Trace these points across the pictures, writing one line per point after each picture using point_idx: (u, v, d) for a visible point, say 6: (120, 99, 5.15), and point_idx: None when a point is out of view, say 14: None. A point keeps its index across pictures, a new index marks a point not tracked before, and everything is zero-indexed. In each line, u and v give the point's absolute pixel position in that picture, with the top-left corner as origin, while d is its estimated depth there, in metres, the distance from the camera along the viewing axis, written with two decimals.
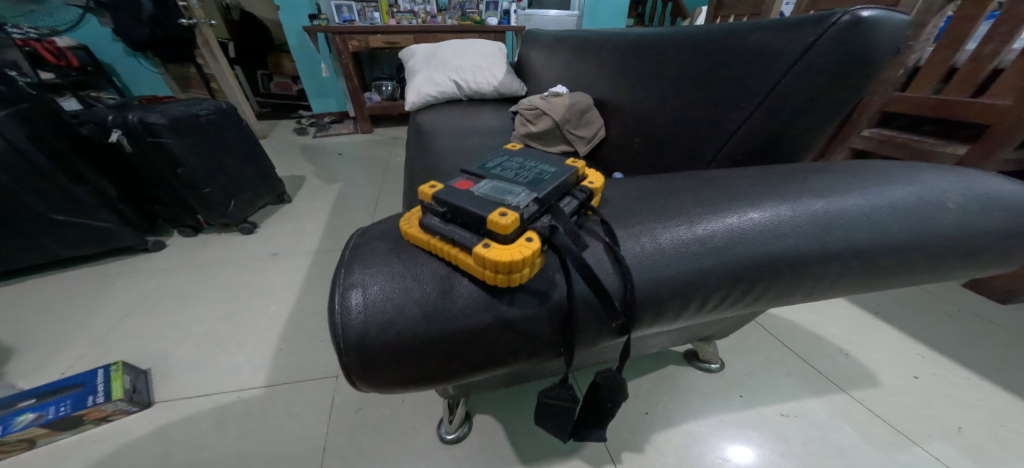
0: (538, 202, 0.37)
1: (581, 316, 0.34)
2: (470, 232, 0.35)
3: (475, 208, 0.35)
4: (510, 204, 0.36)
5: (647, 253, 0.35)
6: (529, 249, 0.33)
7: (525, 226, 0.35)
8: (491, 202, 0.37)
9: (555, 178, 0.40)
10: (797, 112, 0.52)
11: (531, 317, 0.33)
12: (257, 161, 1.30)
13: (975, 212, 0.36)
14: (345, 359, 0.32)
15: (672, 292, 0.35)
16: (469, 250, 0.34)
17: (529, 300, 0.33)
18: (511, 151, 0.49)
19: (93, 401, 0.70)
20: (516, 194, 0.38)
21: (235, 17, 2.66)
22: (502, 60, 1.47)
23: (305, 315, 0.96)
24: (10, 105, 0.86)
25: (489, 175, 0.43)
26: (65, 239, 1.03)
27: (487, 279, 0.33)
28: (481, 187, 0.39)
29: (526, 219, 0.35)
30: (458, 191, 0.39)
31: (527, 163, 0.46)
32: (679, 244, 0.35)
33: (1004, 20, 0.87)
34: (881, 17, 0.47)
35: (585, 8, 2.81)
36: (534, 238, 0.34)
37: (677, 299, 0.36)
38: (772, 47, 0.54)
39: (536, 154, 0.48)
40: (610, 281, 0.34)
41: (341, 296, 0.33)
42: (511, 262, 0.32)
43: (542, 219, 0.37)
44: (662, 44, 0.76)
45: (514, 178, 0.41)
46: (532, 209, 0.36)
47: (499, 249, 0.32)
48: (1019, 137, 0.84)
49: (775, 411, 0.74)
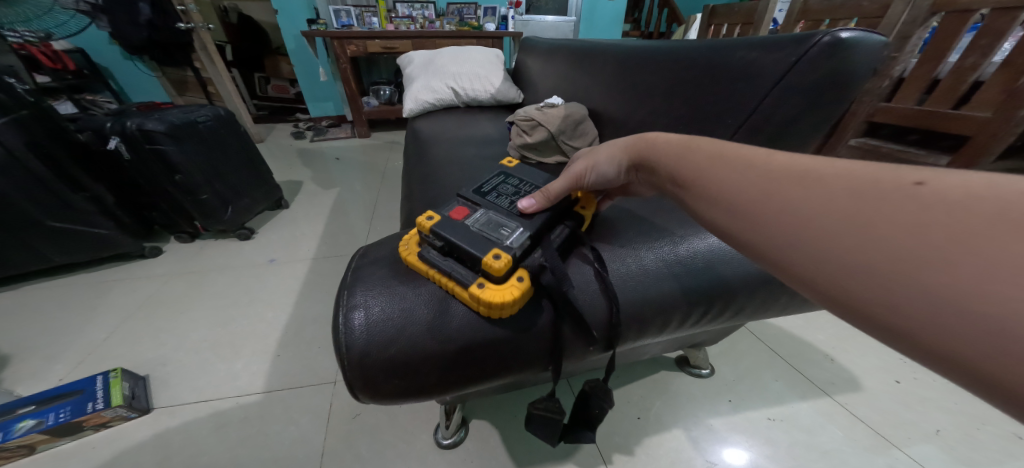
0: (529, 238, 0.39)
1: (568, 338, 0.36)
2: (465, 268, 0.37)
3: (470, 244, 0.37)
4: (504, 245, 0.37)
5: (631, 271, 0.39)
6: (519, 291, 0.34)
7: (517, 264, 0.37)
8: (487, 237, 0.39)
9: (547, 209, 0.42)
10: (779, 130, 0.54)
11: (522, 342, 0.35)
12: (256, 167, 1.31)
13: None
14: (348, 374, 0.33)
15: (654, 309, 0.38)
16: (465, 286, 0.35)
17: (519, 324, 0.35)
18: (506, 170, 0.53)
19: (93, 407, 0.71)
20: (509, 229, 0.40)
21: (233, 20, 2.73)
22: (499, 67, 1.49)
23: (303, 321, 0.97)
24: (9, 112, 0.86)
25: (485, 201, 0.45)
26: (61, 246, 1.03)
27: (481, 311, 0.35)
28: (476, 219, 0.41)
29: (518, 257, 0.37)
30: (453, 222, 0.41)
31: (521, 189, 0.48)
32: (660, 262, 0.40)
33: (984, 34, 0.90)
34: (861, 37, 0.48)
35: (582, 14, 2.83)
36: (525, 277, 0.36)
37: (659, 316, 0.39)
38: (757, 65, 0.56)
39: (532, 178, 0.51)
40: (597, 305, 0.37)
41: (344, 316, 0.34)
42: (503, 303, 0.34)
43: (534, 254, 0.38)
44: (654, 57, 0.78)
45: (507, 209, 0.44)
46: (524, 245, 0.38)
47: (493, 289, 0.34)
48: (997, 150, 0.89)
49: (762, 415, 0.75)
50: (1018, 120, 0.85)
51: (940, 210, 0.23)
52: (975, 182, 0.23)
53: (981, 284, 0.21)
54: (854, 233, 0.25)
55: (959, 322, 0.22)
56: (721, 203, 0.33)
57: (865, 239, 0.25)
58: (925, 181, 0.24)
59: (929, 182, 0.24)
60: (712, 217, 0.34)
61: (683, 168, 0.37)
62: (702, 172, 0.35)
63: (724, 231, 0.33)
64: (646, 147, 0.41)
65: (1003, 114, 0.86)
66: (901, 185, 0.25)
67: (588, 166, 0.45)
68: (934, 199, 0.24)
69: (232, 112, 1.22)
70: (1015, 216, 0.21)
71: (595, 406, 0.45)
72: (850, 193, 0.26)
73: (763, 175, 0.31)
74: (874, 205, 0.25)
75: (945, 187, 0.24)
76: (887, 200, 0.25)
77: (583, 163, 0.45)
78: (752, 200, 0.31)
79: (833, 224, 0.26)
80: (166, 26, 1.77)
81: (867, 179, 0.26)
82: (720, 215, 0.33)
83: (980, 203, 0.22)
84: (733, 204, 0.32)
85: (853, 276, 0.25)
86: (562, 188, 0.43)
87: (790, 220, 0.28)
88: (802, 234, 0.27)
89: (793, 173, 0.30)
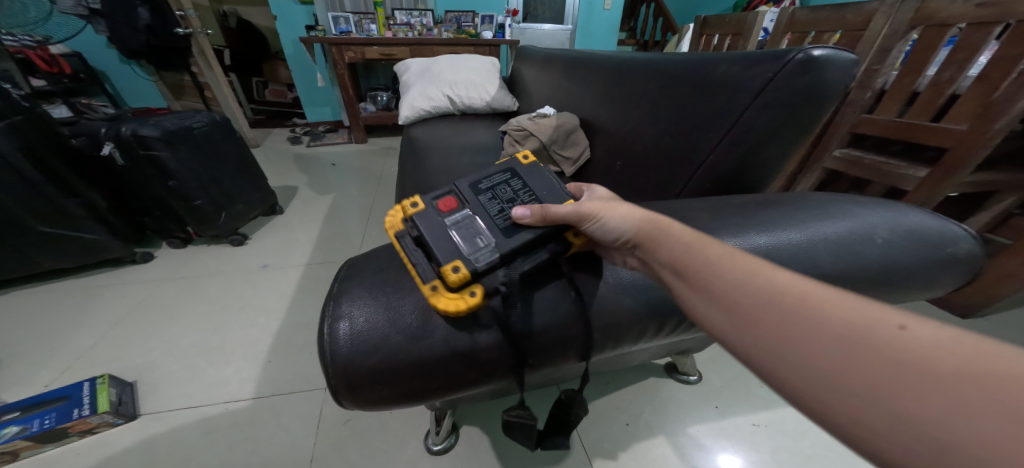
0: (497, 257, 0.39)
1: (530, 354, 0.37)
2: (428, 265, 0.39)
3: (438, 248, 0.39)
4: (467, 258, 0.38)
5: (605, 293, 0.39)
6: (464, 306, 0.35)
7: (475, 279, 0.37)
8: (456, 245, 0.40)
9: (538, 226, 0.42)
10: (758, 143, 0.55)
11: (485, 353, 0.35)
12: (252, 173, 1.32)
13: (899, 247, 0.39)
14: (333, 381, 0.34)
15: (618, 324, 0.39)
16: (423, 281, 0.37)
17: (485, 334, 0.36)
18: (514, 167, 0.52)
19: (79, 413, 0.70)
20: (484, 238, 0.41)
21: (232, 25, 2.77)
22: (495, 75, 1.52)
23: (294, 327, 0.97)
24: (3, 117, 0.87)
25: (475, 200, 0.46)
26: (51, 251, 1.03)
27: (438, 303, 0.35)
28: (455, 218, 0.44)
29: (477, 273, 0.37)
30: (433, 213, 0.44)
31: (517, 195, 0.47)
32: (629, 280, 0.40)
33: (961, 48, 0.93)
34: (831, 55, 0.51)
35: (579, 22, 2.87)
36: (478, 292, 0.36)
37: (622, 330, 0.39)
38: (737, 79, 0.58)
39: (539, 177, 0.50)
40: (558, 325, 0.37)
41: (329, 325, 0.35)
42: (449, 311, 0.35)
43: (499, 272, 0.39)
44: (642, 70, 0.80)
45: (492, 217, 0.44)
46: (489, 262, 0.38)
47: (446, 297, 0.36)
48: (973, 163, 0.91)
49: (748, 421, 0.76)
50: (993, 133, 0.88)
51: (920, 357, 0.24)
52: (950, 335, 0.25)
53: (940, 421, 0.22)
54: (844, 359, 0.26)
55: (917, 447, 0.23)
56: (719, 301, 0.33)
57: (853, 364, 0.25)
58: (905, 325, 0.26)
59: (910, 328, 0.25)
60: (705, 312, 0.34)
61: (692, 259, 0.35)
62: (711, 269, 0.34)
63: (715, 328, 0.33)
64: (659, 230, 0.38)
65: (978, 127, 0.90)
66: (886, 325, 0.26)
67: (601, 210, 0.41)
68: (915, 346, 0.25)
69: (227, 118, 1.23)
70: (977, 371, 0.23)
71: (571, 413, 0.45)
72: (845, 323, 0.27)
73: (768, 288, 0.31)
74: (865, 340, 0.26)
75: (923, 334, 0.25)
76: (874, 338, 0.26)
77: (599, 205, 0.41)
78: (754, 309, 0.30)
79: (826, 347, 0.27)
80: (165, 31, 1.79)
81: (858, 313, 0.27)
82: (713, 310, 0.33)
83: (955, 359, 0.24)
84: (732, 305, 0.32)
85: (832, 392, 0.26)
86: (564, 214, 0.41)
87: (785, 338, 0.28)
88: (794, 346, 0.28)
89: (792, 292, 0.30)
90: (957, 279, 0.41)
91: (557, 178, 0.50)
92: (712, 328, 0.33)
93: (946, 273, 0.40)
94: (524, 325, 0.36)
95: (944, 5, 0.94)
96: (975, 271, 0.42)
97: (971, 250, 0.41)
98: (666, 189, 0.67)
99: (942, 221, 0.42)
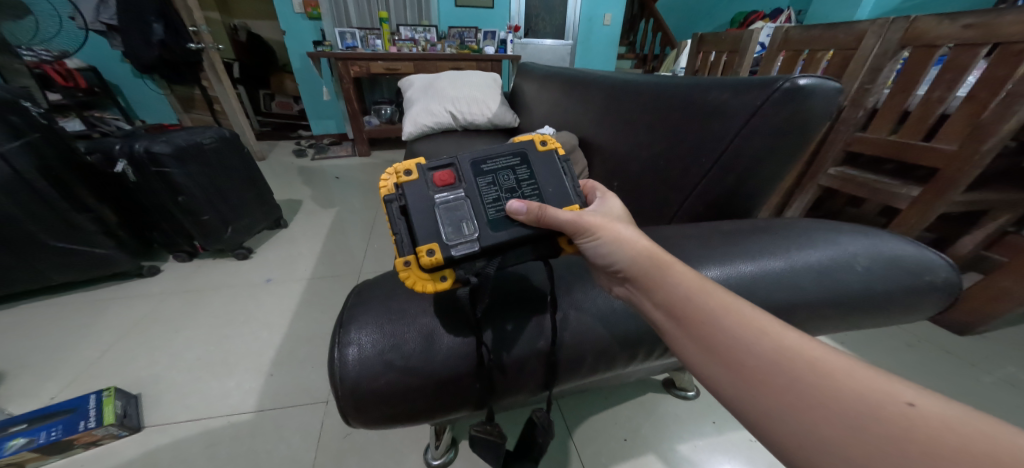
0: (477, 250, 0.41)
1: (517, 377, 0.39)
2: (408, 237, 0.42)
3: (420, 225, 0.42)
4: (444, 242, 0.41)
5: (590, 323, 0.41)
6: (430, 287, 0.39)
7: (448, 264, 0.40)
8: (438, 227, 0.42)
9: (529, 222, 0.42)
10: (748, 168, 0.57)
11: (473, 373, 0.38)
12: (257, 187, 1.35)
13: (877, 275, 0.41)
14: (342, 402, 0.36)
15: (601, 349, 0.41)
16: (399, 253, 0.41)
17: (467, 350, 0.38)
18: (526, 152, 0.49)
19: (84, 426, 0.72)
20: (469, 227, 0.42)
21: (242, 38, 2.92)
22: (496, 92, 1.56)
23: (297, 340, 0.98)
24: (22, 135, 0.91)
25: (472, 181, 0.47)
26: (61, 265, 1.05)
27: (408, 279, 0.39)
28: (446, 196, 0.45)
29: (452, 259, 0.40)
30: (423, 186, 0.45)
31: (519, 185, 0.47)
32: (616, 309, 0.43)
33: (949, 68, 0.96)
34: (816, 85, 0.53)
35: (579, 37, 2.94)
36: (449, 278, 0.40)
37: (606, 356, 0.42)
38: (727, 104, 0.60)
39: (547, 170, 0.48)
40: (548, 352, 0.40)
41: (339, 351, 0.37)
42: (413, 287, 0.39)
43: (478, 263, 0.41)
44: (637, 93, 0.83)
45: (484, 206, 0.45)
46: (466, 253, 0.41)
47: (413, 272, 0.40)
48: (963, 183, 0.94)
49: (743, 436, 0.77)
50: (983, 153, 0.90)
51: (928, 435, 0.26)
52: (956, 415, 0.27)
53: None
54: (850, 430, 0.28)
55: None
56: (718, 354, 0.34)
57: (860, 439, 0.27)
58: (915, 403, 0.28)
59: (919, 405, 0.28)
60: (701, 363, 0.36)
61: (689, 306, 0.37)
62: (716, 321, 0.35)
63: (712, 379, 0.35)
64: (657, 269, 0.39)
65: (969, 146, 0.92)
66: (896, 401, 0.28)
67: (603, 231, 0.41)
68: (924, 424, 0.27)
69: (235, 134, 1.26)
70: (975, 450, 0.25)
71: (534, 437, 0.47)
72: (856, 395, 0.29)
73: (778, 349, 0.32)
74: (877, 414, 0.27)
75: (931, 414, 0.27)
76: (886, 413, 0.27)
77: (601, 222, 0.41)
78: (764, 369, 0.32)
79: (831, 417, 0.29)
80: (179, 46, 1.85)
81: (869, 388, 0.29)
82: (712, 363, 0.35)
83: (958, 438, 0.26)
84: (734, 361, 0.33)
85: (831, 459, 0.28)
86: (560, 221, 0.41)
87: (789, 401, 0.30)
88: (799, 411, 0.30)
89: (802, 357, 0.32)
90: (937, 304, 0.43)
91: (568, 177, 0.48)
92: (710, 381, 0.35)
93: (923, 301, 0.42)
94: (514, 354, 0.39)
95: (933, 26, 0.96)
96: (953, 297, 0.44)
97: (949, 279, 0.43)
98: (661, 212, 0.69)
99: (922, 250, 0.44)
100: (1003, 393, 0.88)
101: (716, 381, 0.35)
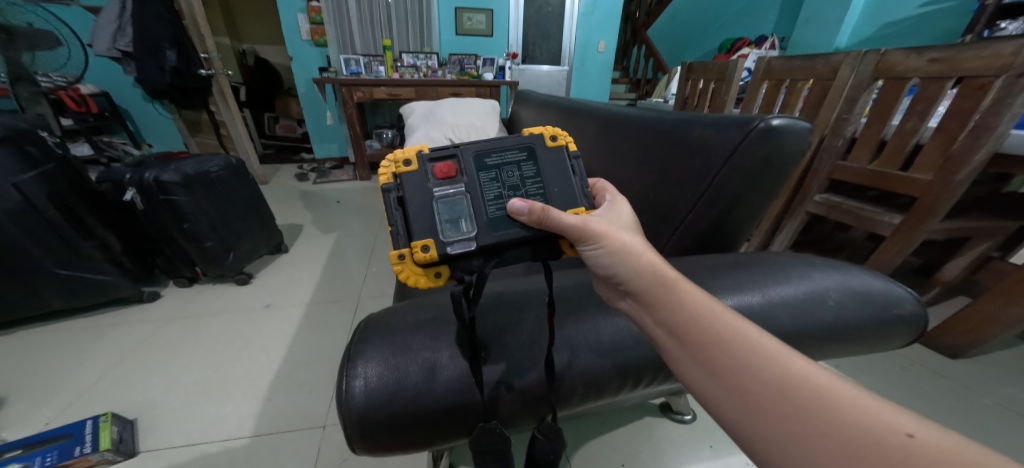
0: (473, 248, 0.46)
1: (515, 407, 0.42)
2: (404, 229, 0.47)
3: (416, 220, 0.47)
4: (440, 239, 0.46)
5: (585, 355, 0.43)
6: (424, 283, 0.45)
7: (443, 261, 0.46)
8: (434, 222, 0.47)
9: (529, 218, 0.46)
10: (729, 202, 0.61)
11: (472, 404, 0.40)
12: (259, 212, 1.38)
13: (849, 308, 0.44)
14: (348, 431, 0.38)
15: (595, 379, 0.43)
16: (394, 247, 0.46)
17: (466, 380, 0.40)
18: (533, 146, 0.53)
19: (80, 451, 0.72)
20: (467, 226, 0.47)
21: (249, 62, 3.05)
22: (494, 118, 1.62)
23: (296, 364, 1.00)
24: (37, 165, 0.95)
25: (474, 174, 0.50)
26: (63, 291, 1.07)
27: (402, 274, 0.45)
28: (446, 190, 0.48)
29: (445, 257, 0.46)
30: (421, 177, 0.49)
31: (523, 183, 0.51)
32: (609, 340, 0.45)
33: (920, 99, 1.01)
34: (787, 125, 0.58)
35: (574, 63, 3.05)
36: (442, 275, 0.46)
37: (598, 388, 0.44)
38: (707, 141, 0.64)
39: (551, 166, 0.52)
40: (543, 383, 0.42)
41: (345, 382, 0.39)
42: (406, 280, 0.45)
43: (474, 261, 0.47)
44: (627, 127, 0.87)
45: (485, 203, 0.49)
46: (461, 252, 0.46)
47: (407, 267, 0.45)
48: (940, 212, 0.98)
49: (740, 460, 0.78)
50: (957, 183, 0.95)
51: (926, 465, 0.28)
52: (950, 443, 0.29)
53: None
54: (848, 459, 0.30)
55: None
56: (722, 378, 0.37)
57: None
58: (914, 433, 0.30)
59: (918, 436, 0.30)
60: (703, 385, 0.38)
61: (694, 328, 0.39)
62: (723, 344, 0.37)
63: (714, 402, 0.37)
64: (660, 287, 0.41)
65: (942, 177, 0.97)
66: (897, 432, 0.30)
67: (606, 238, 0.43)
68: (921, 454, 0.29)
69: (241, 160, 1.31)
70: None
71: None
72: (858, 426, 0.31)
73: (784, 376, 0.34)
74: (879, 445, 0.29)
75: (929, 444, 0.29)
76: (886, 445, 0.29)
77: (604, 231, 0.43)
78: (768, 398, 0.34)
79: (830, 445, 0.31)
80: (188, 71, 1.92)
81: (869, 418, 0.31)
82: (714, 387, 0.37)
83: None
84: (737, 386, 0.36)
85: None
86: (561, 225, 0.44)
87: (790, 427, 0.33)
88: (800, 438, 0.32)
89: (808, 385, 0.34)
90: (907, 336, 0.46)
91: (577, 178, 0.52)
92: (713, 404, 0.37)
93: (893, 332, 0.45)
94: (511, 384, 0.41)
95: (901, 60, 1.03)
96: (920, 328, 0.47)
97: (917, 311, 0.46)
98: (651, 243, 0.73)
99: (894, 285, 0.47)
100: (995, 416, 0.90)
101: (717, 403, 0.37)
